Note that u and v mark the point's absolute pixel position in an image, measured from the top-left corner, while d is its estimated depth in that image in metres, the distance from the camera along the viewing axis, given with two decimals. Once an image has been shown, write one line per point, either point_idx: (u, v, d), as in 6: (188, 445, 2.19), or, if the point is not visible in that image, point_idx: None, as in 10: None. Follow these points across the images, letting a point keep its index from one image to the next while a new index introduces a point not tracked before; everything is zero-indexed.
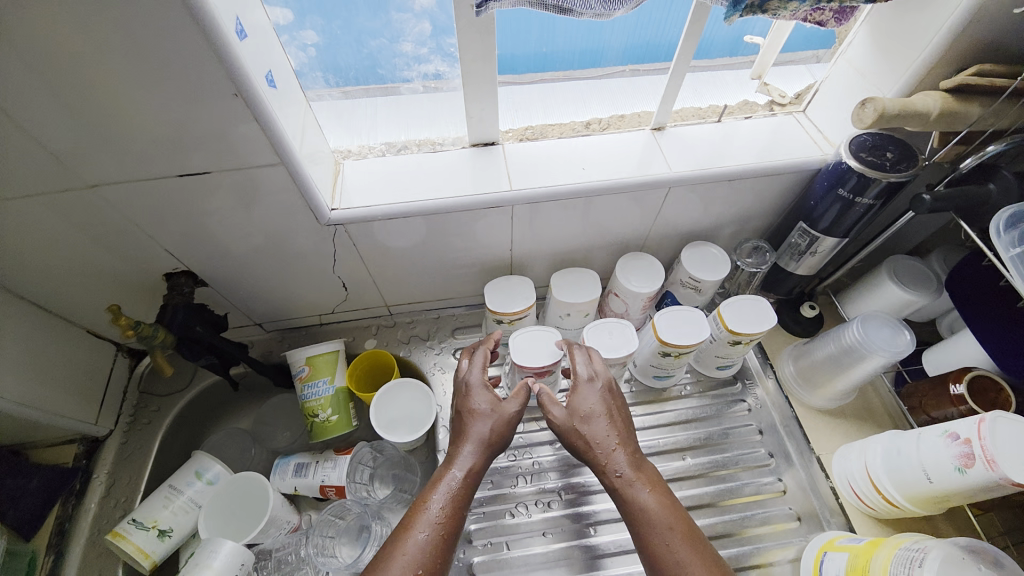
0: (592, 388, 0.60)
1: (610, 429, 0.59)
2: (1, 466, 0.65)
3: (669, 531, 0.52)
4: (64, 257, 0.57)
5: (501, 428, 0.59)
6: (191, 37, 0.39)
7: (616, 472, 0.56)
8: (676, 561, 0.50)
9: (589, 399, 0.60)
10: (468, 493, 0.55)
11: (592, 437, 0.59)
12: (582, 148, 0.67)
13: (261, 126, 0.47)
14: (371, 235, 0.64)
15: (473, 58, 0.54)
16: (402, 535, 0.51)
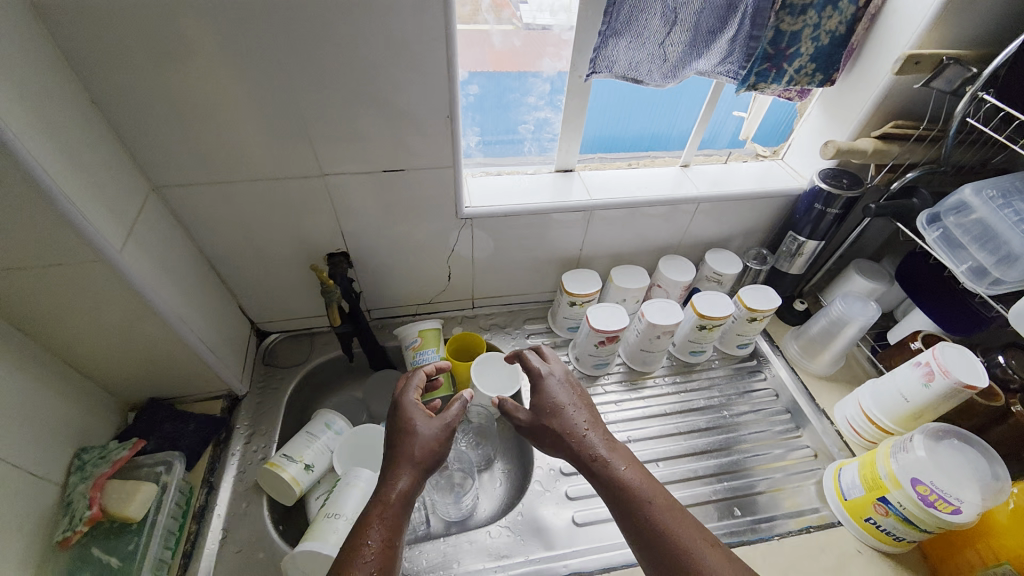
0: (553, 386, 0.73)
1: (582, 418, 0.71)
2: (167, 412, 0.77)
3: (650, 502, 0.61)
4: (269, 231, 0.77)
5: (433, 444, 0.63)
6: (440, 78, 0.63)
7: (590, 452, 0.67)
8: (656, 523, 0.59)
9: (556, 398, 0.73)
10: (411, 504, 0.58)
11: (559, 429, 0.70)
12: (635, 176, 0.93)
13: (453, 138, 0.70)
14: (487, 229, 0.86)
15: (574, 110, 0.80)
16: (359, 544, 0.53)
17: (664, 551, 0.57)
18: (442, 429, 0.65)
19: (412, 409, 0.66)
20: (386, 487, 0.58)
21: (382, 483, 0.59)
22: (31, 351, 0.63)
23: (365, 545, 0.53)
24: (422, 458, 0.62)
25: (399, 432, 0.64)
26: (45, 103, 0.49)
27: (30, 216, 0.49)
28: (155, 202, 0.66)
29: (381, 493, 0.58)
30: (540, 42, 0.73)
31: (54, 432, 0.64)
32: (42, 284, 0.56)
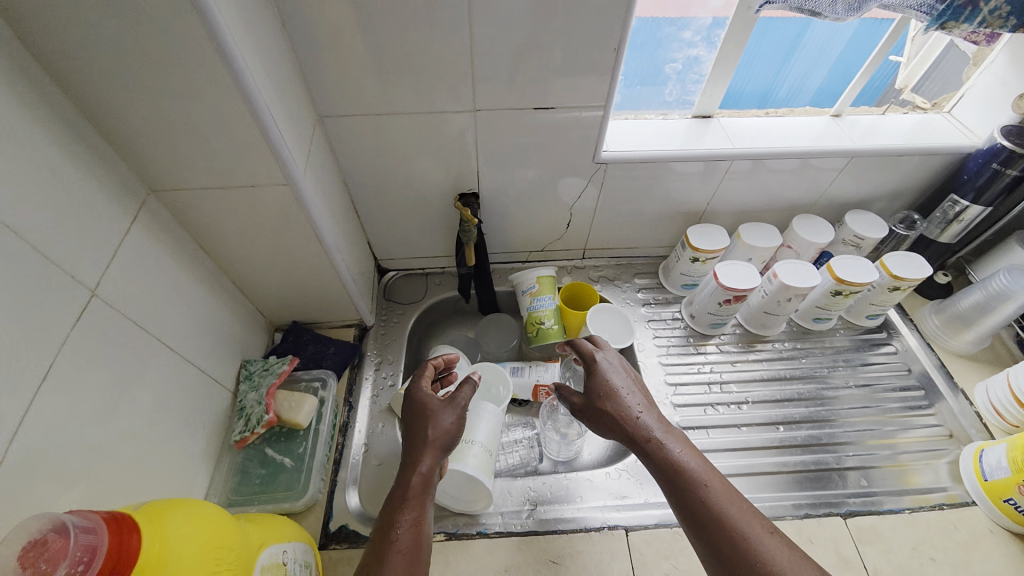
0: (604, 368, 0.67)
1: (630, 403, 0.63)
2: (308, 335, 0.83)
3: (708, 488, 0.54)
4: (408, 167, 0.78)
5: (452, 430, 0.60)
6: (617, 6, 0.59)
7: (644, 434, 0.60)
8: (718, 512, 0.52)
9: (610, 379, 0.65)
10: (433, 491, 0.55)
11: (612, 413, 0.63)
12: (779, 124, 0.86)
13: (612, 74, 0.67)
14: (619, 176, 0.83)
15: (732, 47, 0.74)
16: (387, 535, 0.50)
17: (729, 543, 0.50)
18: (433, 410, 0.62)
19: (427, 396, 0.63)
20: (408, 471, 0.56)
21: (403, 472, 0.56)
22: (211, 266, 0.68)
23: (394, 532, 0.50)
24: (439, 444, 0.59)
25: (414, 419, 0.62)
26: (253, 20, 0.50)
27: (235, 134, 0.52)
28: (317, 130, 0.68)
29: (403, 483, 0.55)
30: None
31: (226, 342, 0.71)
32: (233, 203, 0.60)
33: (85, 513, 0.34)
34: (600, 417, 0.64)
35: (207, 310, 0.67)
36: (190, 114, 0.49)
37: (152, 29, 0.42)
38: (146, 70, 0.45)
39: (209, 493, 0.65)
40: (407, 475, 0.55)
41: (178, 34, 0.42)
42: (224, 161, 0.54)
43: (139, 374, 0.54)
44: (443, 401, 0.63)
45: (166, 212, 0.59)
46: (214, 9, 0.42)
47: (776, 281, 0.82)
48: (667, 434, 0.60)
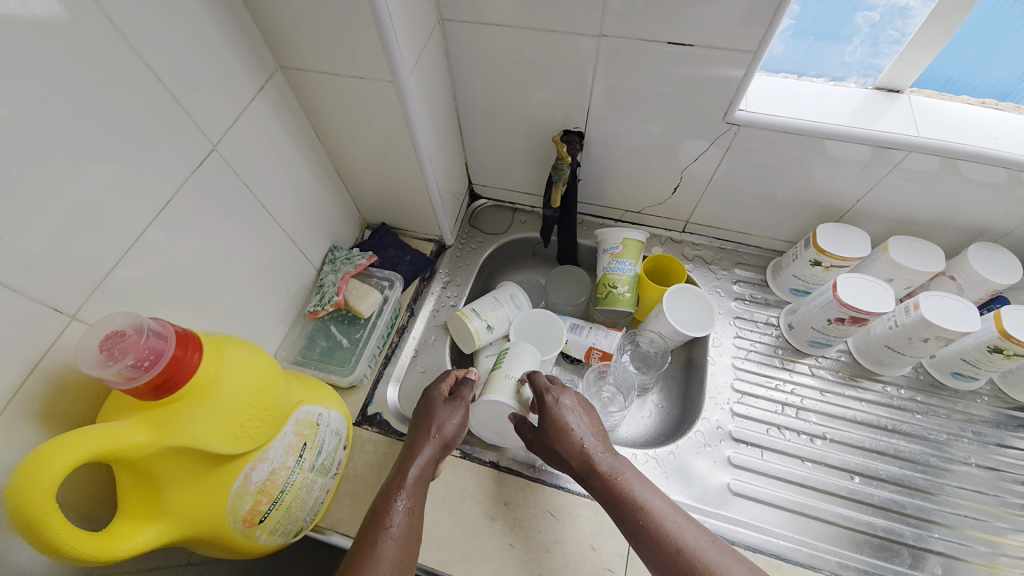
0: (569, 402, 0.63)
1: (590, 435, 0.62)
2: (391, 238, 0.88)
3: (668, 520, 0.55)
4: (518, 90, 0.74)
5: (453, 436, 0.62)
6: None
7: (598, 467, 0.60)
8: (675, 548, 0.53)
9: (568, 417, 0.62)
10: (427, 486, 0.58)
11: (566, 451, 0.61)
12: (998, 120, 0.65)
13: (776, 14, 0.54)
14: (750, 146, 0.71)
15: (960, 3, 0.56)
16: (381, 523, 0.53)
17: None
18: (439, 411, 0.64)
19: (437, 396, 0.65)
20: (404, 465, 0.58)
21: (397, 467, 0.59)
22: (320, 152, 0.74)
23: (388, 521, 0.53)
24: (441, 444, 0.61)
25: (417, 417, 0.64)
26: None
27: (353, 22, 0.52)
28: (436, 34, 0.66)
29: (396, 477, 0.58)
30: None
31: (320, 224, 0.78)
32: (344, 93, 0.63)
33: (162, 323, 0.42)
34: (554, 452, 0.62)
35: (310, 191, 0.73)
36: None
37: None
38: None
39: (281, 349, 0.74)
40: (403, 469, 0.58)
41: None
42: (341, 49, 0.56)
43: (242, 232, 0.61)
44: (447, 404, 0.64)
45: (290, 89, 0.64)
46: None
47: (914, 313, 0.67)
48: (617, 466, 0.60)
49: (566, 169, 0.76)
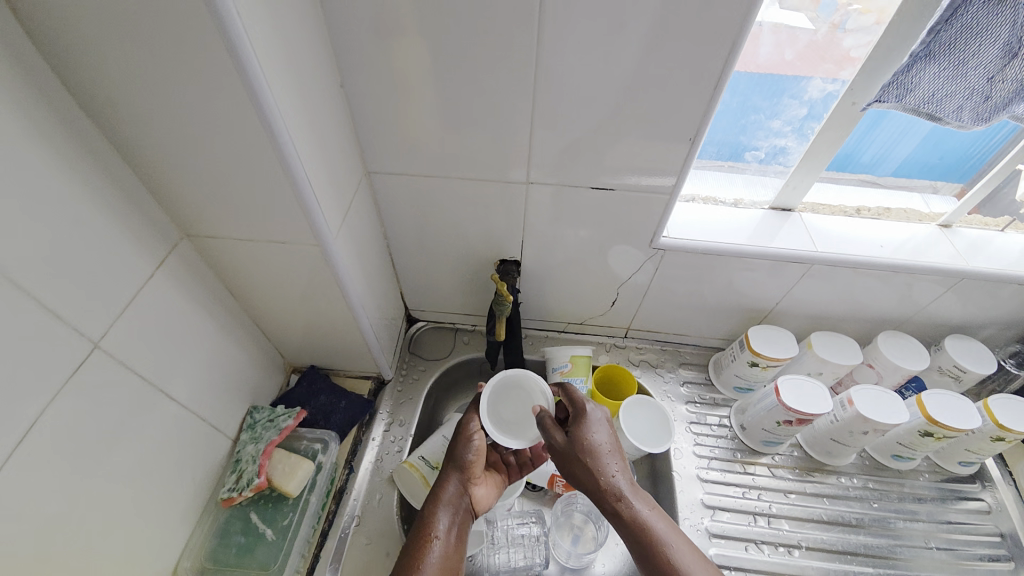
0: (595, 421, 0.64)
1: (615, 462, 0.61)
2: (322, 384, 0.79)
3: (678, 553, 0.55)
4: (454, 226, 0.75)
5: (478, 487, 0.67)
6: (700, 100, 0.54)
7: (616, 493, 0.59)
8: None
9: (594, 434, 0.63)
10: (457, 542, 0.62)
11: (588, 470, 0.61)
12: (874, 229, 0.76)
13: (683, 166, 0.61)
14: (678, 264, 0.76)
15: (827, 145, 0.65)
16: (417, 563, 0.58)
17: None
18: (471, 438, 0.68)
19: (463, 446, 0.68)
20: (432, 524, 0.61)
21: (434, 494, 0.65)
22: (235, 308, 0.66)
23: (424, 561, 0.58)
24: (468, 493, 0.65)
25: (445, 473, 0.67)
26: (309, 83, 0.48)
27: (272, 193, 0.49)
28: (363, 186, 0.67)
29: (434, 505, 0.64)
30: (827, 47, 0.58)
31: (237, 386, 0.68)
32: (264, 254, 0.58)
33: None
34: (575, 467, 0.62)
35: (220, 352, 0.64)
36: (231, 171, 0.47)
37: (201, 91, 0.40)
38: (191, 128, 0.43)
39: (182, 556, 0.61)
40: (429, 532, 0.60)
41: (224, 97, 0.40)
42: (259, 215, 0.52)
43: (135, 426, 0.51)
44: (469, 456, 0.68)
45: (196, 253, 0.57)
46: (264, 75, 0.40)
47: (850, 409, 0.71)
48: (634, 490, 0.59)
49: (506, 305, 0.75)
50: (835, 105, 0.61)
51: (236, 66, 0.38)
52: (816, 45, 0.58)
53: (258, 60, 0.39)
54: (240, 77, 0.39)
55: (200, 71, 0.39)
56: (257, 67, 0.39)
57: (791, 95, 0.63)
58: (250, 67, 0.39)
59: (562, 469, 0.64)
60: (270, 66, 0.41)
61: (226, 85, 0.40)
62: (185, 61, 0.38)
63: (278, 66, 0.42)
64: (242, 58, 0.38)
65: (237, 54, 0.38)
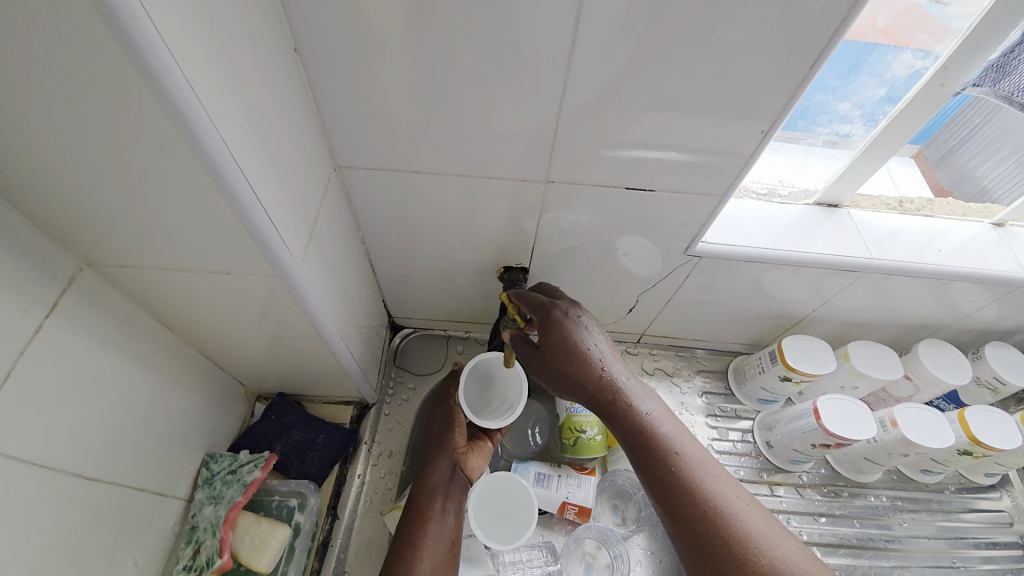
0: (590, 331, 0.54)
1: (620, 368, 0.54)
2: (292, 416, 0.68)
3: (704, 465, 0.51)
4: (455, 230, 0.63)
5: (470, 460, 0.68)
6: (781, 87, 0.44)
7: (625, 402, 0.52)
8: (711, 493, 0.49)
9: (591, 343, 0.54)
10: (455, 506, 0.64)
11: (590, 384, 0.53)
12: (929, 230, 0.68)
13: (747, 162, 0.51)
14: (712, 272, 0.67)
15: (899, 134, 0.55)
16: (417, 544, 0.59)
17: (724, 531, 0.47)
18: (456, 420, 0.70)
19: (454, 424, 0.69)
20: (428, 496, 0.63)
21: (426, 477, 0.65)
22: (177, 345, 0.53)
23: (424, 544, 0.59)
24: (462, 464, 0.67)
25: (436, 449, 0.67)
26: (246, 65, 0.35)
27: (207, 218, 0.37)
28: (334, 187, 0.54)
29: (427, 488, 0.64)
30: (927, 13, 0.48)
31: (185, 435, 0.56)
32: (206, 288, 0.45)
33: None
34: (572, 385, 0.54)
35: (163, 401, 0.52)
36: (139, 193, 0.34)
37: (73, 85, 0.27)
38: (64, 138, 0.29)
39: None
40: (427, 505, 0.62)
41: (114, 94, 0.27)
42: (192, 244, 0.39)
43: (50, 519, 0.39)
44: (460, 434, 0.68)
45: (113, 288, 0.44)
46: (176, 60, 0.27)
47: (893, 431, 0.66)
48: (659, 417, 0.53)
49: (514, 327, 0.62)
50: (919, 85, 0.51)
51: (125, 49, 0.25)
52: (912, 8, 0.48)
53: (163, 40, 0.26)
54: (134, 65, 0.26)
55: (67, 56, 0.25)
56: (163, 51, 0.26)
57: (870, 72, 0.53)
58: (150, 50, 0.26)
59: (552, 384, 0.55)
60: (181, 47, 0.28)
61: (114, 77, 0.27)
62: (44, 44, 0.25)
63: (192, 46, 0.29)
64: (132, 38, 0.25)
65: (125, 32, 0.25)
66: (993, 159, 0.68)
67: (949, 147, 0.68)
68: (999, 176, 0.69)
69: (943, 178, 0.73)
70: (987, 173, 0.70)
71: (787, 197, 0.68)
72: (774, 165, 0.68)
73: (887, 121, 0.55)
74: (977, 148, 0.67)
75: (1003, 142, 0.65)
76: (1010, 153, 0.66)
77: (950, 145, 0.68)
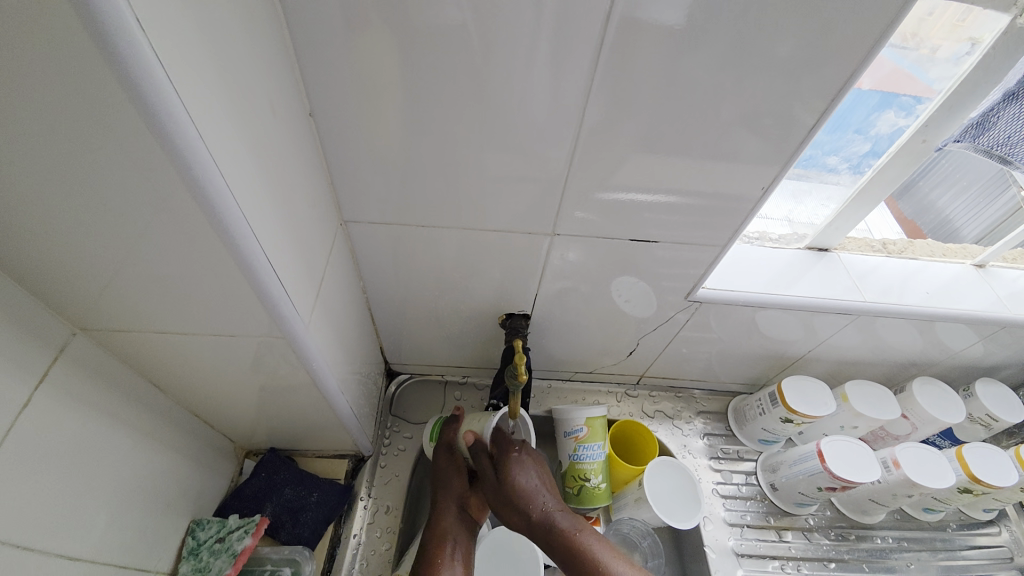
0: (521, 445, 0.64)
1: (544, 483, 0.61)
2: (284, 473, 0.65)
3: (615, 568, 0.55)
4: (458, 279, 0.62)
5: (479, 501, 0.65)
6: (779, 143, 0.47)
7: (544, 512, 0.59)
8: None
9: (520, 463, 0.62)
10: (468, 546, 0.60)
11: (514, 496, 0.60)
12: (915, 272, 0.71)
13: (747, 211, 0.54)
14: (712, 316, 0.68)
15: (884, 183, 0.59)
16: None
17: None
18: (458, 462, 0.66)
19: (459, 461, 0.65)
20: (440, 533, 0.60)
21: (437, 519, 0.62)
22: (168, 405, 0.51)
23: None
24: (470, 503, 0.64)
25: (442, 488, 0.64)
26: (263, 130, 0.35)
27: (217, 281, 0.36)
28: (339, 240, 0.54)
29: (438, 531, 0.60)
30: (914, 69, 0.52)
31: (169, 501, 0.53)
32: (205, 348, 0.44)
33: None
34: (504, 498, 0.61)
35: (150, 466, 0.49)
36: (147, 259, 0.33)
37: (91, 160, 0.26)
38: (73, 211, 0.29)
39: None
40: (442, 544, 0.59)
41: (134, 166, 0.27)
42: (197, 307, 0.38)
43: None
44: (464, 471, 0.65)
45: (104, 351, 0.42)
46: (196, 130, 0.27)
47: (896, 472, 0.67)
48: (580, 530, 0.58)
49: (521, 387, 0.60)
50: (901, 141, 0.55)
51: (148, 123, 0.25)
52: (897, 70, 0.52)
53: (187, 113, 0.27)
54: (156, 138, 0.26)
55: (85, 131, 0.25)
56: (186, 123, 0.26)
57: (856, 129, 0.58)
58: (174, 123, 0.26)
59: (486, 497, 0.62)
60: (202, 116, 0.28)
61: (135, 150, 0.26)
62: (69, 121, 0.24)
63: (212, 115, 0.29)
64: (158, 113, 0.25)
65: (152, 108, 0.25)
66: (952, 190, 0.74)
67: (915, 180, 0.72)
68: (959, 207, 0.75)
69: (907, 211, 0.76)
70: (948, 205, 0.75)
71: (777, 242, 0.70)
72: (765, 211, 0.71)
73: (872, 173, 0.58)
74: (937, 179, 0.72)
75: (961, 174, 0.72)
76: (967, 183, 0.72)
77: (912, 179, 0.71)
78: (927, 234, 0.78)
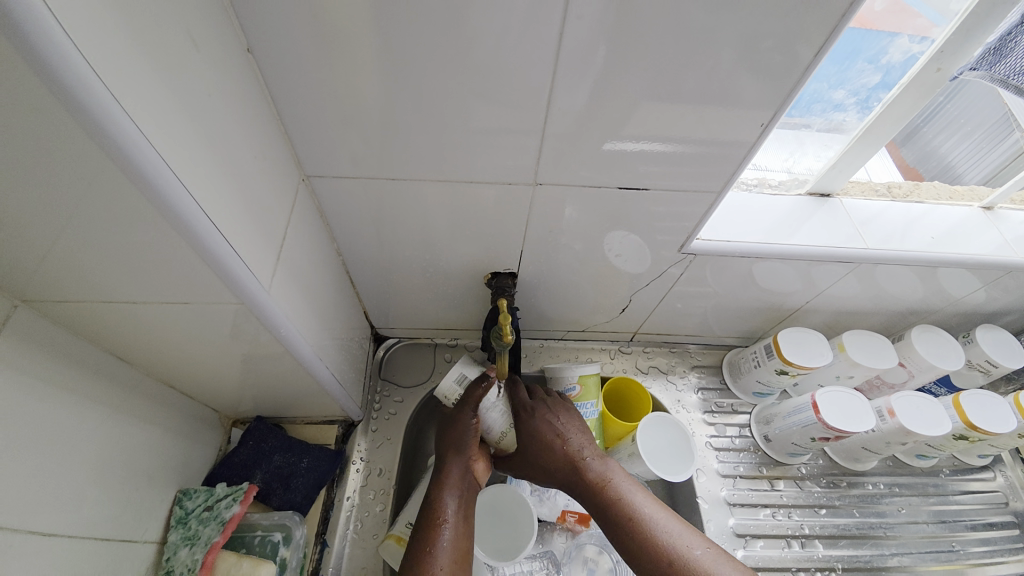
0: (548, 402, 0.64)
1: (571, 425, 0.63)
2: (273, 441, 0.65)
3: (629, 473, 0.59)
4: (438, 238, 0.59)
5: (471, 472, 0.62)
6: (783, 80, 0.42)
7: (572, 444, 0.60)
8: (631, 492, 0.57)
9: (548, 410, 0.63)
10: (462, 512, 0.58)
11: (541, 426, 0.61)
12: (922, 216, 0.67)
13: (744, 157, 0.50)
14: (708, 269, 0.65)
15: (893, 120, 0.54)
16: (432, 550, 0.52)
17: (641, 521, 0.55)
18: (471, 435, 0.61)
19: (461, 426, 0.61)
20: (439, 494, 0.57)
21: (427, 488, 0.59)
22: (137, 379, 0.49)
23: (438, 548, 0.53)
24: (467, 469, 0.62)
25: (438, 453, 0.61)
26: (186, 74, 0.31)
27: (157, 249, 0.32)
28: (303, 199, 0.50)
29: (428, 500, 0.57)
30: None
31: (151, 474, 0.52)
32: (164, 321, 0.41)
33: None
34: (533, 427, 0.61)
35: (125, 441, 0.48)
36: (71, 230, 0.29)
37: None
38: None
39: None
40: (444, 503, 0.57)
41: (22, 118, 0.23)
42: (145, 279, 0.35)
43: None
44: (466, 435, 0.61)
45: (54, 326, 0.39)
46: (89, 65, 0.23)
47: (891, 421, 0.67)
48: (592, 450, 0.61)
49: (506, 347, 0.58)
50: (915, 70, 0.50)
51: (27, 60, 0.21)
52: (899, 2, 0.48)
53: (77, 48, 0.22)
54: (41, 79, 0.22)
55: None
56: (75, 57, 0.22)
57: (867, 58, 0.52)
58: (57, 55, 0.21)
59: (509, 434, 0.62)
60: (98, 54, 0.24)
61: (17, 96, 0.22)
62: None
63: (109, 48, 0.25)
64: (34, 46, 0.21)
65: (27, 40, 0.21)
66: (954, 135, 0.69)
67: (915, 128, 0.68)
68: (960, 152, 0.71)
69: (909, 157, 0.72)
70: (949, 150, 0.71)
71: (776, 189, 0.66)
72: (766, 155, 0.66)
73: (880, 108, 0.54)
74: (941, 124, 0.67)
75: (964, 117, 0.67)
76: (969, 127, 0.68)
77: (915, 125, 0.67)
78: (929, 180, 0.74)
